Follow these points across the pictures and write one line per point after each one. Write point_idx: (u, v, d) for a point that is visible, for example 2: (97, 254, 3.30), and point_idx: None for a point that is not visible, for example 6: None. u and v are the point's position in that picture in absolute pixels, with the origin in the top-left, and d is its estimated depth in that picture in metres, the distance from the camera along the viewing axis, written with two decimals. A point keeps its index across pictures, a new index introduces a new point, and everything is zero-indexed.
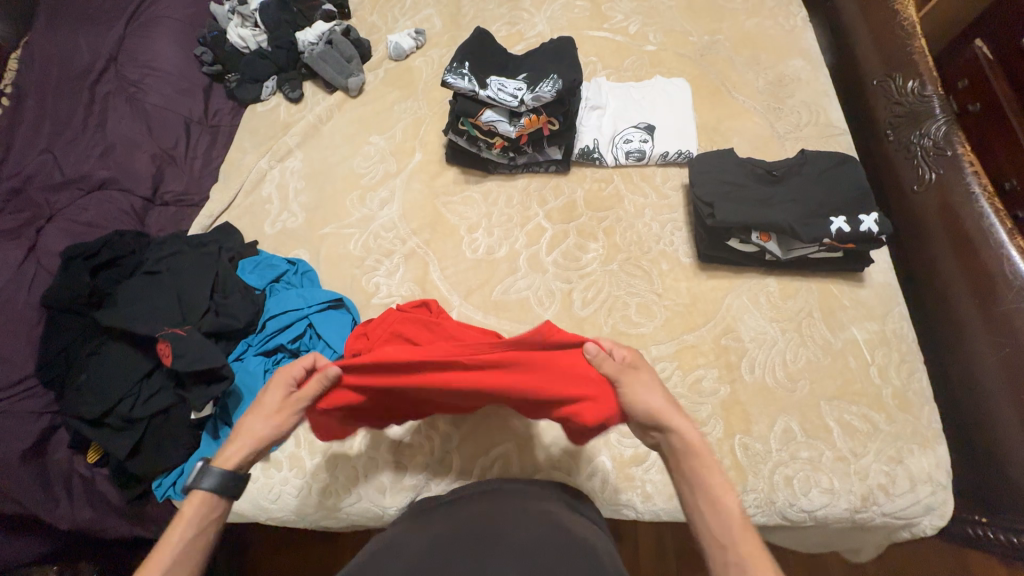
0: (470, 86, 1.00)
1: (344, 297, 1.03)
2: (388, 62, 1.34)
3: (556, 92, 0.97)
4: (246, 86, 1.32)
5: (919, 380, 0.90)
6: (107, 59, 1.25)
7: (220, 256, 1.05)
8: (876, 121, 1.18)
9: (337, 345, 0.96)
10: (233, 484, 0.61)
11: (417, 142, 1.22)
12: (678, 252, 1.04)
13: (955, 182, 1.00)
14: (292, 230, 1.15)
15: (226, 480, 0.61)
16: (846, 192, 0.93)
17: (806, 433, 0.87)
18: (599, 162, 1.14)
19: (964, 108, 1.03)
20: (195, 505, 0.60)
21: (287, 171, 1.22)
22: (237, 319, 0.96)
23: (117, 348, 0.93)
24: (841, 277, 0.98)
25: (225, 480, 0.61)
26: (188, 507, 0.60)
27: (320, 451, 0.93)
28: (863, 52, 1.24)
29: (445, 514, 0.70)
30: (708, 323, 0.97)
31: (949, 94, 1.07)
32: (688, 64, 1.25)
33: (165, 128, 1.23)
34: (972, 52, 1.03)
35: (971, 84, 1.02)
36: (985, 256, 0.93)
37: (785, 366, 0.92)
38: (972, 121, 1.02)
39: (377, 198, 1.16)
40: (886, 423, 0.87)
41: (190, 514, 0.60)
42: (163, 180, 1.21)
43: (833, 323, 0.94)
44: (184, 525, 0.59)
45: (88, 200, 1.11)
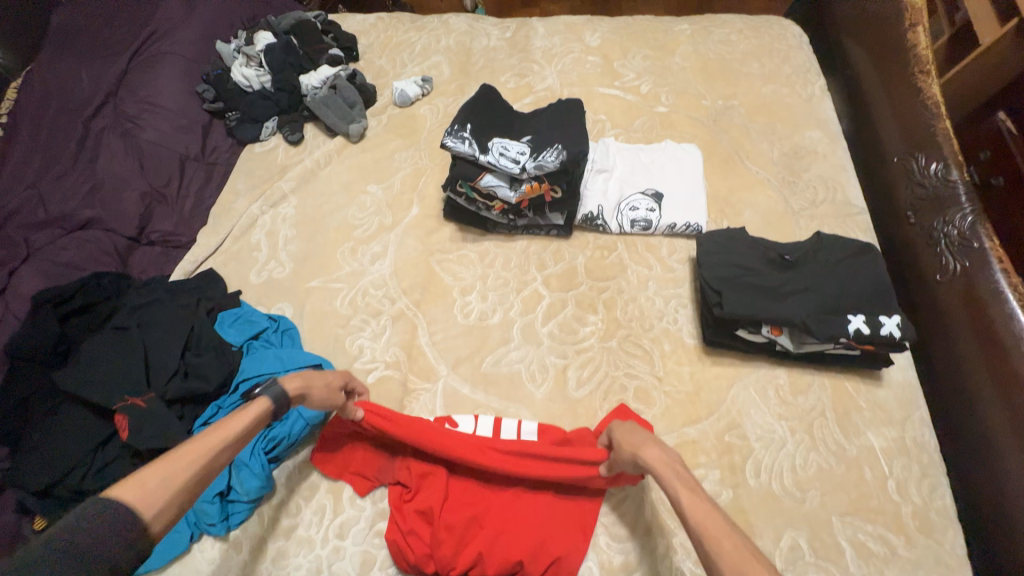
0: (470, 150, 0.96)
1: (324, 361, 0.97)
2: (392, 107, 1.31)
3: (559, 163, 0.93)
4: (245, 125, 1.29)
5: (942, 499, 0.82)
6: (105, 93, 1.23)
7: (198, 309, 1.00)
8: (896, 200, 1.13)
9: (313, 415, 0.92)
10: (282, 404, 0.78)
11: (415, 195, 1.18)
12: (682, 332, 0.98)
13: (981, 278, 0.94)
14: (278, 281, 1.10)
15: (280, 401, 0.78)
16: (866, 288, 0.87)
17: (816, 553, 0.79)
18: (603, 228, 1.09)
19: (986, 180, 1.03)
20: (260, 408, 0.75)
21: (279, 218, 1.17)
22: (208, 382, 0.90)
23: (75, 409, 0.87)
24: (856, 374, 0.91)
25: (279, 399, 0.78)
26: (253, 409, 0.75)
27: (283, 533, 0.86)
28: (883, 126, 1.20)
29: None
30: (712, 416, 0.90)
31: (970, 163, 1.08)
32: (700, 129, 1.21)
33: (157, 165, 1.20)
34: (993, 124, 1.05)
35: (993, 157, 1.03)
36: (1016, 363, 0.86)
37: (794, 473, 0.84)
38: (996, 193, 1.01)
39: (369, 252, 1.12)
40: (905, 548, 0.79)
41: (252, 412, 0.75)
42: (151, 220, 1.16)
43: (847, 427, 0.87)
44: (246, 419, 0.73)
45: (68, 240, 1.07)
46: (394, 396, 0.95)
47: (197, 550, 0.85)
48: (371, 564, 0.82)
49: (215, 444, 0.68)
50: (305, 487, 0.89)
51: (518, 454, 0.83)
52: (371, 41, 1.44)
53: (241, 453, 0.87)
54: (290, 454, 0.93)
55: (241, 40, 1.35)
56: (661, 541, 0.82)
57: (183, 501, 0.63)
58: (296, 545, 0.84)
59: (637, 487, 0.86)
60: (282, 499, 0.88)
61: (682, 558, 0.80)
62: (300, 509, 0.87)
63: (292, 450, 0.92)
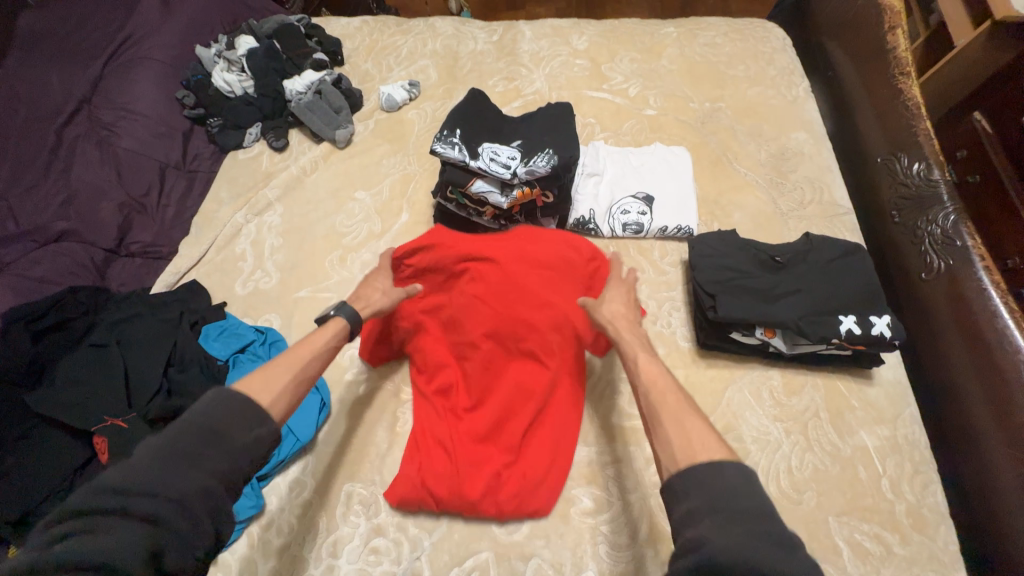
0: (460, 156, 0.94)
1: (314, 374, 0.95)
2: (379, 112, 1.29)
3: (550, 168, 0.93)
4: (228, 132, 1.26)
5: (934, 495, 0.83)
6: (79, 100, 1.18)
7: (181, 322, 0.97)
8: (881, 200, 1.15)
9: (302, 432, 0.89)
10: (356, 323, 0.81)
11: (405, 201, 1.16)
12: (676, 335, 0.98)
13: (965, 276, 0.96)
14: (265, 291, 1.07)
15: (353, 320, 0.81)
16: (855, 289, 0.88)
17: (813, 554, 0.79)
18: (595, 233, 1.09)
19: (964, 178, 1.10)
20: (337, 328, 0.78)
21: (264, 227, 1.14)
22: (192, 399, 0.87)
23: (51, 432, 0.83)
24: (847, 374, 0.92)
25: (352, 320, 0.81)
26: (330, 327, 0.78)
27: (275, 553, 0.83)
28: (865, 128, 1.22)
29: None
30: (708, 419, 0.89)
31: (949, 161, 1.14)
32: (689, 131, 1.21)
33: (136, 174, 1.16)
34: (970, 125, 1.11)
35: (969, 155, 1.10)
36: (1001, 359, 0.87)
37: (791, 475, 0.84)
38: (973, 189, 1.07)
39: (358, 260, 1.09)
40: (900, 545, 0.80)
41: (332, 332, 0.78)
42: (130, 230, 1.13)
43: (841, 426, 0.88)
44: (328, 335, 0.77)
45: (41, 254, 1.02)
46: (387, 409, 0.94)
47: None
48: None
49: (304, 355, 0.72)
50: (296, 505, 0.86)
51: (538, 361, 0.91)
52: (356, 45, 1.41)
53: None
54: (280, 471, 0.89)
55: (221, 44, 1.32)
56: (661, 548, 0.81)
57: (287, 403, 0.67)
58: (287, 565, 0.82)
59: (635, 493, 0.86)
60: (272, 519, 0.85)
61: None
62: (292, 528, 0.85)
63: (282, 467, 0.89)
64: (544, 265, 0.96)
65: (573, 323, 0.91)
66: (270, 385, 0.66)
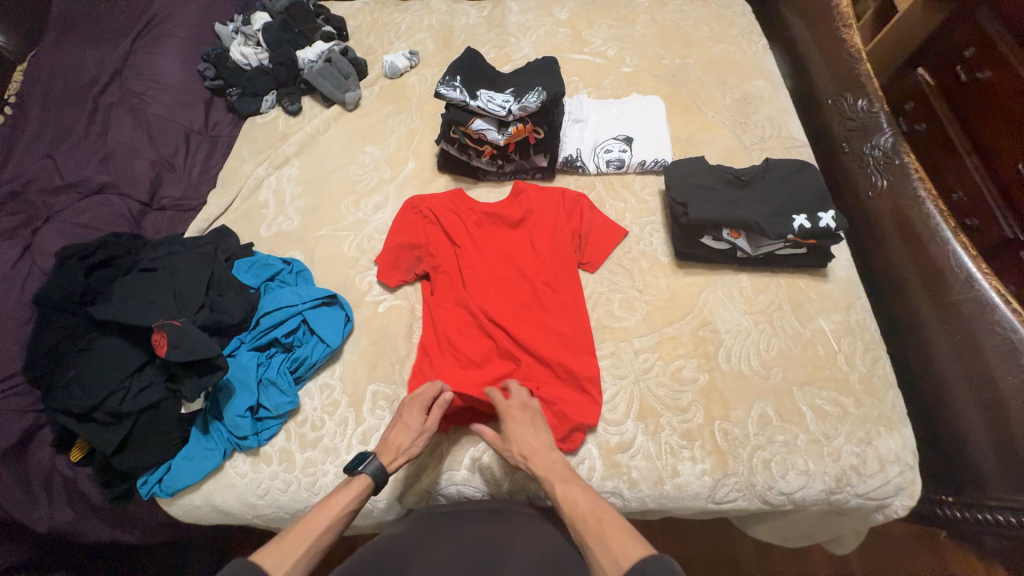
0: (461, 96, 1.08)
1: (337, 294, 1.07)
2: (383, 79, 1.43)
3: (541, 103, 1.06)
4: (247, 99, 1.39)
5: (882, 366, 0.97)
6: (112, 72, 1.30)
7: (216, 256, 1.08)
8: (834, 135, 1.30)
9: (331, 339, 0.99)
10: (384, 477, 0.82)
11: (410, 152, 1.29)
12: (657, 252, 1.11)
13: (903, 188, 1.10)
14: (288, 232, 1.19)
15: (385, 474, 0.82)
16: (806, 194, 1.02)
17: (781, 418, 0.92)
18: (582, 169, 1.22)
19: (912, 126, 1.20)
20: (360, 485, 0.79)
21: (284, 178, 1.27)
22: (231, 315, 0.98)
23: (108, 343, 0.92)
24: (806, 273, 1.06)
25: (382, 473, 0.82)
26: (356, 484, 0.79)
27: (311, 445, 0.94)
28: (818, 75, 1.38)
29: (453, 529, 0.82)
30: (686, 316, 1.03)
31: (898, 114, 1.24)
32: (662, 84, 1.36)
33: (165, 137, 1.28)
34: (915, 80, 1.22)
35: (916, 107, 1.20)
36: (934, 252, 1.02)
37: (759, 355, 0.98)
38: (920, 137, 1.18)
39: (371, 202, 1.22)
40: (854, 406, 0.93)
41: (355, 489, 0.79)
42: (161, 186, 1.24)
43: (802, 315, 1.01)
44: (349, 496, 0.78)
45: (85, 203, 1.13)
46: (404, 321, 1.06)
47: (230, 467, 0.94)
48: None
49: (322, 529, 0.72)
50: (327, 404, 0.97)
51: (529, 276, 1.08)
52: (359, 23, 1.56)
53: (267, 375, 0.95)
54: (312, 376, 1.01)
55: (237, 22, 1.47)
56: (651, 422, 0.93)
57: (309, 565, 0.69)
58: (323, 453, 0.93)
59: (627, 379, 0.97)
60: (306, 416, 0.97)
61: (669, 433, 0.92)
62: (324, 423, 0.96)
63: (313, 372, 1.00)
64: (536, 207, 1.14)
65: (560, 250, 1.09)
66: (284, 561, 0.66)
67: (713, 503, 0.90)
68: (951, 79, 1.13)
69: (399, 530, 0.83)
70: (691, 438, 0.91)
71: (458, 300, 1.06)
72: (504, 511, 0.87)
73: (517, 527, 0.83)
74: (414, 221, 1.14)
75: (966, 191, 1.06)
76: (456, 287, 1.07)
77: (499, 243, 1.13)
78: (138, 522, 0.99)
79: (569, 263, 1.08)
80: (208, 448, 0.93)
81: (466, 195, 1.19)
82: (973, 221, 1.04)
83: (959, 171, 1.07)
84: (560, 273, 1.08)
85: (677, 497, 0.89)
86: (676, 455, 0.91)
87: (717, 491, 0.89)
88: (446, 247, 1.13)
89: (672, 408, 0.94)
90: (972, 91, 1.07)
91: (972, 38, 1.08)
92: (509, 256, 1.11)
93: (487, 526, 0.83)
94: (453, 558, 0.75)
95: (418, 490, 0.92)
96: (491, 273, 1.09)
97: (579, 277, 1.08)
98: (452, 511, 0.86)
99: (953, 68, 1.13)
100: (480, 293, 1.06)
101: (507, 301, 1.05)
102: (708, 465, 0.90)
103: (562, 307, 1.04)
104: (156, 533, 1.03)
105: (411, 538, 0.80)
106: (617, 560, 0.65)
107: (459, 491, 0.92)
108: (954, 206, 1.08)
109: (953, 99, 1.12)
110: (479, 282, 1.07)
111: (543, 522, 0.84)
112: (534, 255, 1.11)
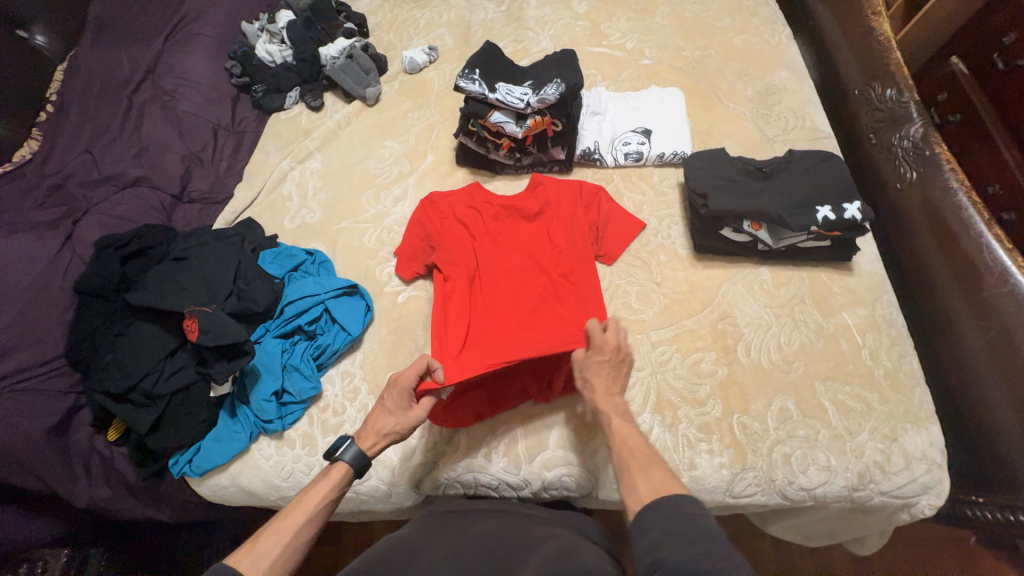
0: (480, 89, 1.10)
1: (358, 285, 1.09)
2: (403, 75, 1.45)
3: (559, 95, 1.07)
4: (271, 96, 1.43)
5: (910, 362, 0.94)
6: (144, 71, 1.36)
7: (243, 246, 1.12)
8: (860, 126, 1.27)
9: (353, 327, 1.02)
10: (364, 463, 0.77)
11: (429, 146, 1.31)
12: (675, 245, 1.10)
13: (934, 178, 1.07)
14: (311, 224, 1.23)
15: (364, 461, 0.77)
16: (830, 185, 1.00)
17: (802, 412, 0.91)
18: (600, 162, 1.22)
19: (945, 118, 1.14)
20: (339, 474, 0.75)
21: (306, 172, 1.31)
22: (257, 302, 1.01)
23: (142, 328, 0.97)
24: (830, 266, 1.04)
25: (363, 460, 0.77)
26: (335, 473, 0.75)
27: (332, 430, 0.97)
28: (845, 65, 1.35)
29: (458, 529, 0.76)
30: (705, 309, 1.02)
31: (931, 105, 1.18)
32: (682, 76, 1.34)
33: (194, 133, 1.33)
34: (948, 69, 1.15)
35: (949, 97, 1.14)
36: (966, 246, 0.99)
37: (780, 349, 0.96)
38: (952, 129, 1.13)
39: (390, 195, 1.24)
40: (879, 402, 0.91)
41: (334, 478, 0.75)
42: (190, 180, 1.29)
43: (824, 309, 0.99)
44: (327, 486, 0.74)
45: (121, 196, 1.18)
46: (422, 311, 1.08)
47: (256, 449, 0.97)
48: (411, 451, 0.95)
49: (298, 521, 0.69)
50: (348, 390, 1.00)
51: (545, 270, 1.07)
52: (379, 20, 1.58)
53: (292, 361, 0.99)
54: (334, 364, 1.04)
55: (263, 21, 1.51)
56: (669, 415, 0.92)
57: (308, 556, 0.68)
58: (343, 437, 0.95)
59: (644, 371, 0.97)
60: (328, 402, 0.99)
61: (686, 426, 0.91)
62: (345, 409, 0.98)
63: (335, 359, 1.03)
64: (554, 201, 1.14)
65: (577, 243, 1.08)
66: (261, 562, 0.64)
67: (731, 497, 0.89)
68: (988, 67, 1.08)
69: (404, 531, 0.77)
70: (709, 431, 0.91)
71: (473, 292, 1.06)
72: (510, 510, 0.83)
73: (528, 527, 0.77)
74: (431, 214, 1.15)
75: (1003, 184, 1.01)
76: (471, 279, 1.07)
77: (516, 237, 1.13)
78: (168, 501, 1.02)
79: (587, 256, 1.07)
80: (235, 431, 0.97)
81: (485, 190, 1.19)
82: (1008, 216, 1.00)
83: (995, 165, 1.03)
84: (578, 267, 1.06)
85: (694, 491, 0.89)
86: (693, 448, 0.90)
87: (735, 484, 0.88)
88: (461, 238, 1.12)
89: (689, 400, 0.93)
90: (1012, 81, 1.02)
91: (1010, 23, 1.02)
92: (525, 249, 1.11)
93: (494, 525, 0.77)
94: (463, 546, 0.69)
95: (436, 477, 0.94)
96: (507, 266, 1.09)
97: (596, 270, 1.07)
98: (458, 509, 0.83)
99: (992, 56, 1.07)
100: (496, 286, 1.06)
101: (523, 295, 1.05)
102: (725, 458, 0.89)
103: (579, 299, 1.02)
104: (185, 513, 1.05)
105: (414, 539, 0.73)
106: (656, 489, 0.64)
107: (475, 478, 0.93)
108: (986, 199, 1.04)
109: (991, 89, 1.07)
110: (495, 275, 1.07)
111: (551, 526, 0.78)
112: (550, 248, 1.10)
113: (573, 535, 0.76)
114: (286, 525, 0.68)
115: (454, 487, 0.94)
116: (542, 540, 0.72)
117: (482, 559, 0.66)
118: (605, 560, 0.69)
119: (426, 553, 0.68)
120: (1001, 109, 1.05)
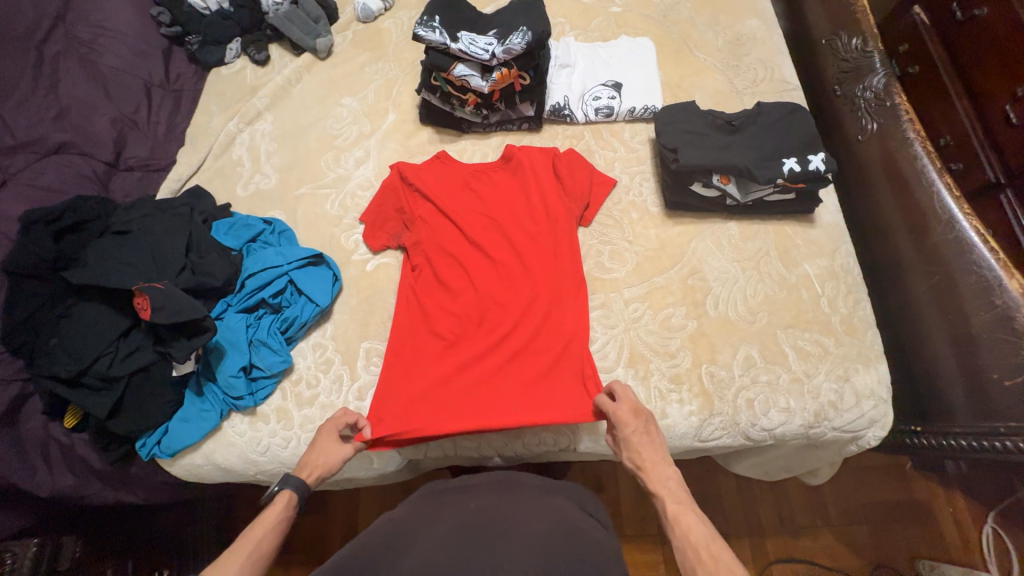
0: (441, 39, 1.02)
1: (322, 254, 1.04)
2: (356, 24, 1.33)
3: (526, 44, 1.01)
4: (209, 48, 1.30)
5: (863, 308, 1.00)
6: (54, 18, 1.16)
7: (193, 217, 1.04)
8: (825, 77, 1.27)
9: (320, 298, 0.99)
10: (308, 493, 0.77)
11: (390, 103, 1.22)
12: (647, 202, 1.10)
13: (893, 130, 1.10)
14: (266, 191, 1.15)
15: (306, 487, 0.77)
16: (796, 138, 1.01)
17: (765, 359, 0.95)
18: (570, 118, 1.18)
19: (905, 70, 1.15)
20: (283, 502, 0.74)
21: (257, 134, 1.21)
22: (214, 277, 0.96)
23: (91, 308, 0.91)
24: (794, 219, 1.07)
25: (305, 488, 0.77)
26: (280, 502, 0.74)
27: (307, 403, 0.95)
28: (812, 13, 1.33)
29: (456, 505, 0.76)
30: (676, 266, 1.03)
31: (892, 57, 1.18)
32: (653, 25, 1.29)
33: (123, 92, 1.19)
34: (910, 18, 1.13)
35: (910, 48, 1.13)
36: (919, 195, 1.03)
37: (746, 302, 1.00)
38: (911, 81, 1.14)
39: (351, 157, 1.17)
40: (835, 346, 0.96)
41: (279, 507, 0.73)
42: (125, 146, 1.17)
43: (787, 261, 1.03)
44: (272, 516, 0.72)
45: (44, 164, 1.05)
46: (394, 280, 1.05)
47: (228, 426, 0.95)
48: None
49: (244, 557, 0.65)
50: (321, 362, 0.98)
51: (519, 259, 1.02)
52: None
53: (258, 336, 0.95)
54: (304, 336, 1.00)
55: None
56: (641, 368, 0.95)
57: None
58: (319, 410, 0.94)
59: (619, 328, 0.99)
60: (300, 375, 0.97)
61: (658, 378, 0.95)
62: (318, 380, 0.96)
63: (305, 332, 1.00)
64: (535, 184, 1.08)
65: (555, 235, 1.03)
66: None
67: (699, 441, 0.94)
68: (945, 18, 1.07)
69: (402, 509, 0.78)
70: (679, 381, 0.94)
71: (442, 281, 1.02)
72: (510, 479, 0.83)
73: (526, 496, 0.78)
74: (400, 183, 1.09)
75: (953, 136, 1.04)
76: (442, 265, 1.03)
77: (489, 222, 1.07)
78: (143, 483, 1.00)
79: (566, 255, 1.01)
80: (205, 409, 0.94)
81: (460, 164, 1.12)
82: (957, 165, 1.05)
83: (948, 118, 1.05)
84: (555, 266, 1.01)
85: (664, 438, 0.93)
86: (664, 398, 0.94)
87: (702, 430, 0.93)
88: (431, 215, 1.07)
89: (661, 353, 0.96)
90: (970, 31, 1.01)
91: None
92: (500, 235, 1.05)
93: (492, 499, 0.77)
94: (463, 521, 0.70)
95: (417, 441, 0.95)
96: (479, 252, 1.04)
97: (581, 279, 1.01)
98: (458, 487, 0.82)
99: (949, 7, 1.06)
100: (466, 271, 1.02)
101: (492, 288, 1.00)
102: (694, 406, 0.93)
103: (557, 307, 0.98)
104: (162, 494, 1.03)
105: (411, 520, 0.73)
106: None
107: (456, 440, 0.95)
108: (940, 150, 1.07)
109: (949, 39, 1.06)
110: (462, 262, 1.03)
111: (551, 496, 0.80)
112: (528, 239, 1.04)
113: (568, 505, 0.78)
114: (245, 541, 0.67)
115: (435, 450, 0.95)
116: (539, 514, 0.73)
117: (474, 536, 0.66)
118: (595, 533, 0.72)
119: (421, 532, 0.69)
120: (954, 59, 1.05)
